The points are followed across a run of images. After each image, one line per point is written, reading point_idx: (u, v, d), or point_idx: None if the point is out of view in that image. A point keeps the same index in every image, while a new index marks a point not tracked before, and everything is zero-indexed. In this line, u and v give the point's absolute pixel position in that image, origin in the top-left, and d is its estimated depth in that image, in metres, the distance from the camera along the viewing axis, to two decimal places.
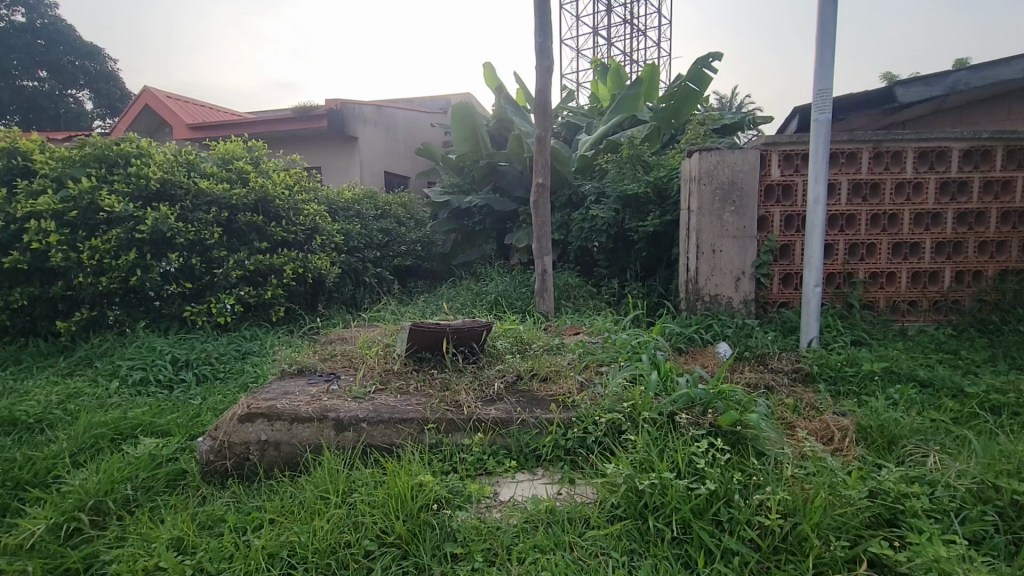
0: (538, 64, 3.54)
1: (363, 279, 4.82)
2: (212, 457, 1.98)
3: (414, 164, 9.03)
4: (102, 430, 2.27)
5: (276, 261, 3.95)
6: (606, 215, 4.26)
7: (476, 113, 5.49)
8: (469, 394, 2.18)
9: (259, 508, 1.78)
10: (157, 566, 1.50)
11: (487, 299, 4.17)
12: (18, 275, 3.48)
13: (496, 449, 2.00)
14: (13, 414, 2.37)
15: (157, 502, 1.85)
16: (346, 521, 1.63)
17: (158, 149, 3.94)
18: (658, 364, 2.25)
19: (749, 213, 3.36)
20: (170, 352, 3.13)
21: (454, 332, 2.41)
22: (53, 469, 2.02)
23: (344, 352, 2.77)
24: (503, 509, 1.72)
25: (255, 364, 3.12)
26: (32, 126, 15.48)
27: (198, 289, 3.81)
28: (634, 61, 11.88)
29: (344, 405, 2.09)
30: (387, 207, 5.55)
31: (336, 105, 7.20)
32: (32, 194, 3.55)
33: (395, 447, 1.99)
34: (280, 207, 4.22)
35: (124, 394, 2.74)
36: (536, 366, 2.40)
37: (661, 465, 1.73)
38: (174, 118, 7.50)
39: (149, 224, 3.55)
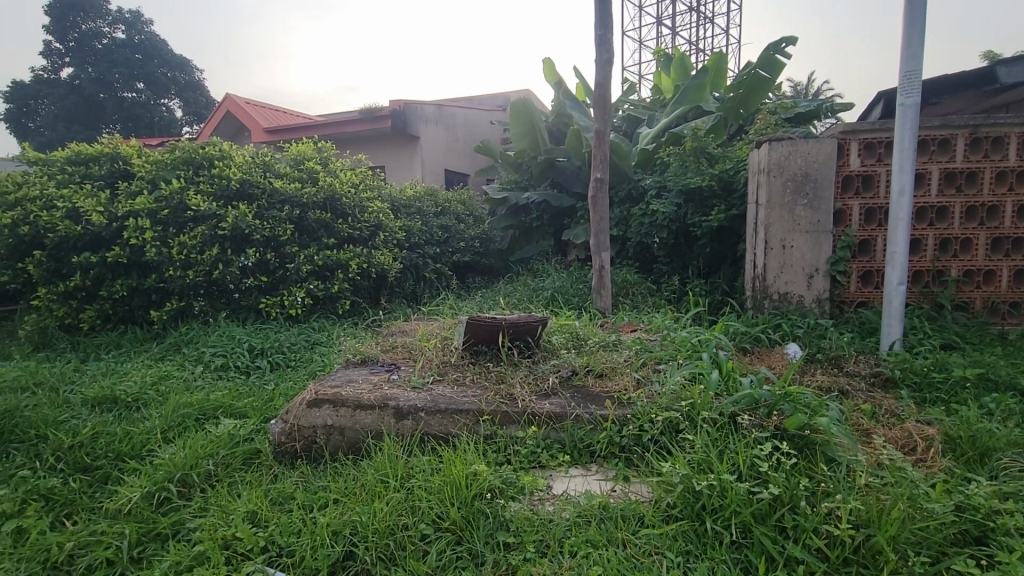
0: (597, 57, 3.49)
1: (424, 274, 4.96)
2: (284, 438, 2.11)
3: (474, 161, 9.17)
4: (188, 410, 2.48)
5: (343, 257, 4.15)
6: (667, 210, 4.14)
7: (534, 110, 5.50)
8: (524, 388, 2.19)
9: (324, 489, 1.88)
10: (233, 536, 1.63)
11: (544, 295, 4.17)
12: (119, 269, 3.86)
13: (550, 443, 2.00)
14: (114, 393, 2.64)
15: (235, 478, 2.00)
16: (405, 505, 1.69)
17: (238, 152, 4.24)
18: (719, 363, 2.17)
19: (824, 206, 3.15)
20: (248, 341, 3.37)
21: (511, 327, 2.43)
22: (147, 444, 2.22)
23: (404, 344, 2.87)
24: (556, 502, 1.73)
25: (323, 354, 3.30)
26: (131, 134, 17.03)
27: (273, 282, 4.06)
28: (700, 50, 11.44)
29: (404, 394, 2.17)
30: (447, 204, 5.67)
31: (399, 106, 7.43)
32: (131, 195, 3.92)
33: (451, 436, 2.05)
34: (346, 205, 4.43)
35: (207, 377, 2.98)
36: (592, 362, 2.37)
37: (720, 467, 1.67)
38: (251, 122, 8.05)
39: (230, 222, 3.84)
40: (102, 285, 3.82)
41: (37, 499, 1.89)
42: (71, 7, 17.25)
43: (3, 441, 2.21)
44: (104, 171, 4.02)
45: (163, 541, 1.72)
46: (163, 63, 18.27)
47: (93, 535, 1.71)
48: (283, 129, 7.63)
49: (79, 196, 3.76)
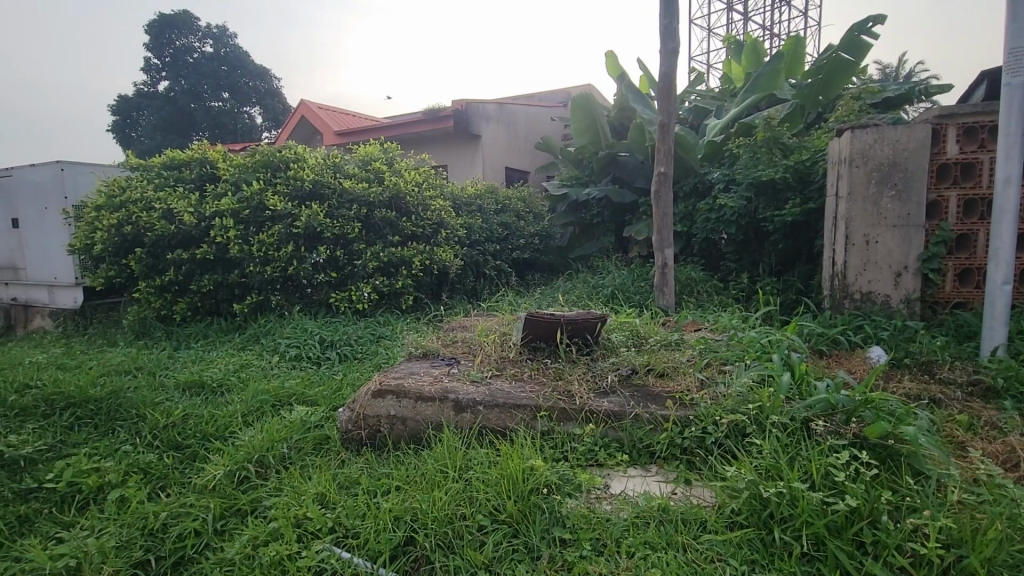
0: (662, 47, 3.38)
1: (483, 271, 5.04)
2: (351, 426, 2.21)
3: (535, 158, 9.17)
4: (266, 397, 2.65)
5: (406, 254, 4.30)
6: (736, 204, 3.95)
7: (595, 104, 5.42)
8: (582, 385, 2.17)
9: (387, 476, 1.95)
10: (304, 516, 1.73)
11: (603, 292, 4.11)
12: (207, 265, 4.19)
13: (608, 442, 1.97)
14: (202, 379, 2.87)
15: (306, 461, 2.12)
16: (463, 495, 1.73)
17: (311, 155, 4.49)
18: (791, 365, 2.05)
19: (916, 198, 2.89)
20: (320, 333, 3.56)
21: (569, 324, 2.41)
22: (230, 426, 2.40)
23: (464, 339, 2.92)
24: (614, 502, 1.70)
25: (387, 347, 3.43)
26: (218, 140, 18.42)
27: (342, 278, 4.26)
28: (774, 35, 10.82)
29: (463, 388, 2.21)
30: (507, 201, 5.72)
31: (461, 106, 7.56)
32: (217, 197, 4.24)
33: (508, 430, 2.06)
34: (410, 203, 4.58)
35: (282, 366, 3.19)
36: (652, 362, 2.31)
37: (791, 474, 1.58)
38: (324, 126, 8.49)
39: (303, 221, 4.07)
40: (192, 280, 4.16)
41: (137, 472, 2.09)
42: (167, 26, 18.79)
43: (110, 418, 2.47)
44: (194, 175, 4.38)
45: (242, 516, 1.86)
46: (245, 73, 19.60)
47: (183, 507, 1.87)
48: (353, 132, 7.98)
49: (174, 198, 4.11)
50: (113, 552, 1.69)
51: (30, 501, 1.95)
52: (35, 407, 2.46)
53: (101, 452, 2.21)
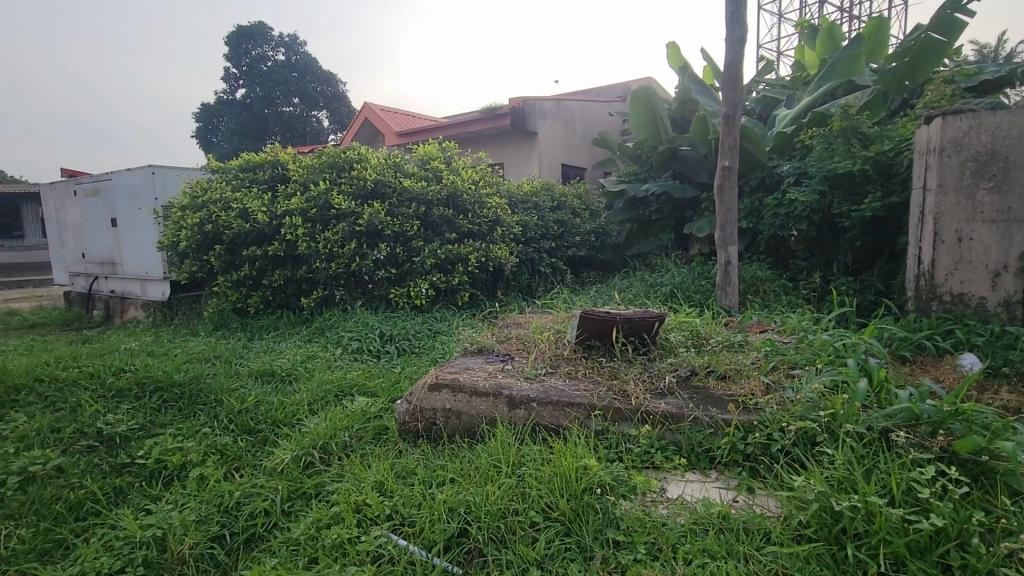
0: (728, 35, 3.23)
1: (539, 268, 5.04)
2: (408, 417, 2.27)
3: (592, 154, 9.05)
4: (329, 386, 2.78)
5: (463, 251, 4.37)
6: (808, 199, 3.72)
7: (655, 98, 5.27)
8: (638, 384, 2.12)
9: (442, 468, 1.99)
10: (363, 502, 1.80)
11: (662, 291, 4.00)
12: (278, 261, 4.43)
13: (665, 444, 1.92)
14: (273, 368, 3.05)
15: (366, 450, 2.20)
16: (516, 490, 1.74)
17: (374, 155, 4.66)
18: (869, 371, 1.91)
19: (1018, 189, 2.61)
20: (380, 328, 3.68)
21: (625, 322, 2.36)
22: (297, 413, 2.54)
23: (518, 336, 2.92)
24: (671, 506, 1.65)
25: (444, 342, 3.51)
26: (289, 143, 19.46)
27: (401, 274, 4.38)
28: (852, 17, 10.11)
29: (517, 384, 2.22)
30: (563, 198, 5.69)
31: (518, 103, 7.59)
32: (287, 197, 4.48)
33: (562, 428, 2.05)
34: (467, 201, 4.66)
35: (346, 358, 3.33)
36: (713, 363, 2.22)
37: (867, 488, 1.47)
38: (386, 127, 8.78)
39: (365, 219, 4.22)
40: (265, 275, 4.42)
41: (214, 453, 2.24)
42: (244, 37, 19.99)
43: (191, 402, 2.66)
44: (268, 176, 4.66)
45: (307, 499, 1.95)
46: (313, 78, 20.54)
47: (254, 487, 2.00)
48: (413, 132, 8.19)
49: (249, 199, 4.39)
50: (193, 525, 1.83)
51: (125, 474, 2.15)
52: (129, 389, 2.71)
53: (184, 433, 2.39)
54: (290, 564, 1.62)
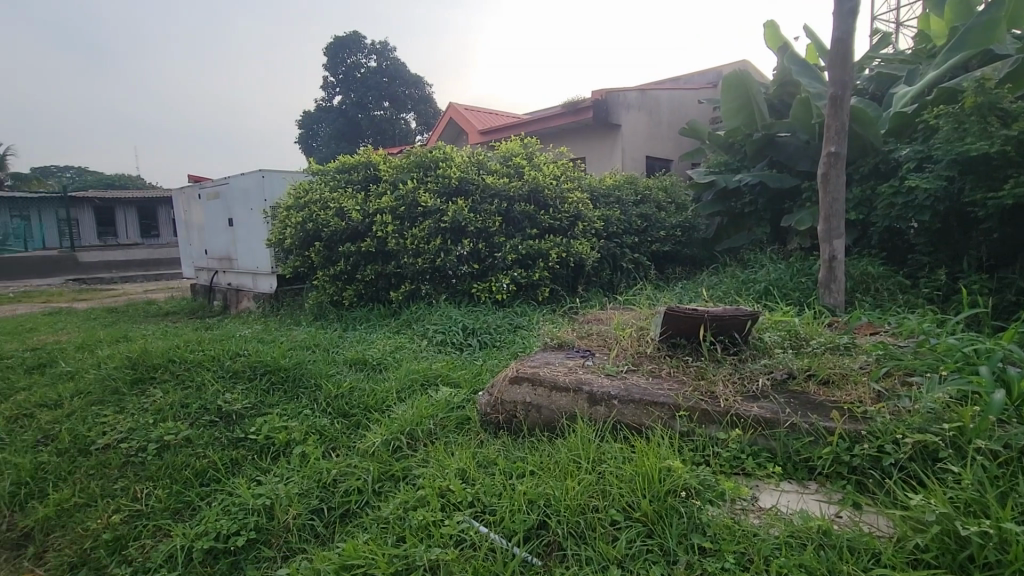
0: (837, 8, 2.96)
1: (621, 264, 4.94)
2: (490, 409, 2.32)
3: (678, 145, 8.67)
4: (416, 376, 2.92)
5: (544, 246, 4.38)
6: (931, 186, 3.32)
7: (750, 82, 4.93)
8: (728, 386, 2.01)
9: (522, 460, 2.01)
10: (447, 488, 1.86)
11: (756, 287, 3.76)
12: (370, 256, 4.70)
13: (757, 450, 1.81)
14: (365, 357, 3.25)
15: (449, 438, 2.27)
16: (596, 487, 1.71)
17: (458, 154, 4.80)
18: (1008, 381, 1.67)
19: None
20: (463, 322, 3.79)
21: (714, 320, 2.24)
22: (386, 400, 2.69)
23: (599, 332, 2.88)
24: (763, 516, 1.55)
25: (524, 336, 3.55)
26: (380, 145, 20.54)
27: (483, 269, 4.48)
28: None
29: (597, 380, 2.19)
30: (646, 192, 5.53)
31: (601, 95, 7.46)
32: (379, 196, 4.74)
33: (645, 427, 2.00)
34: (548, 196, 4.67)
35: (431, 350, 3.47)
36: (814, 366, 2.05)
37: (1002, 513, 1.30)
38: (470, 126, 9.00)
39: (450, 216, 4.36)
40: (358, 269, 4.71)
41: (315, 433, 2.44)
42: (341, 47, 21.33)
43: (295, 386, 2.91)
44: (361, 176, 4.96)
45: (395, 481, 2.06)
46: (402, 82, 21.49)
47: (349, 466, 2.14)
48: (495, 129, 8.33)
49: (345, 198, 4.70)
50: (296, 497, 1.99)
51: (239, 447, 2.39)
52: (243, 371, 3.01)
53: (289, 413, 2.61)
54: (381, 540, 1.72)
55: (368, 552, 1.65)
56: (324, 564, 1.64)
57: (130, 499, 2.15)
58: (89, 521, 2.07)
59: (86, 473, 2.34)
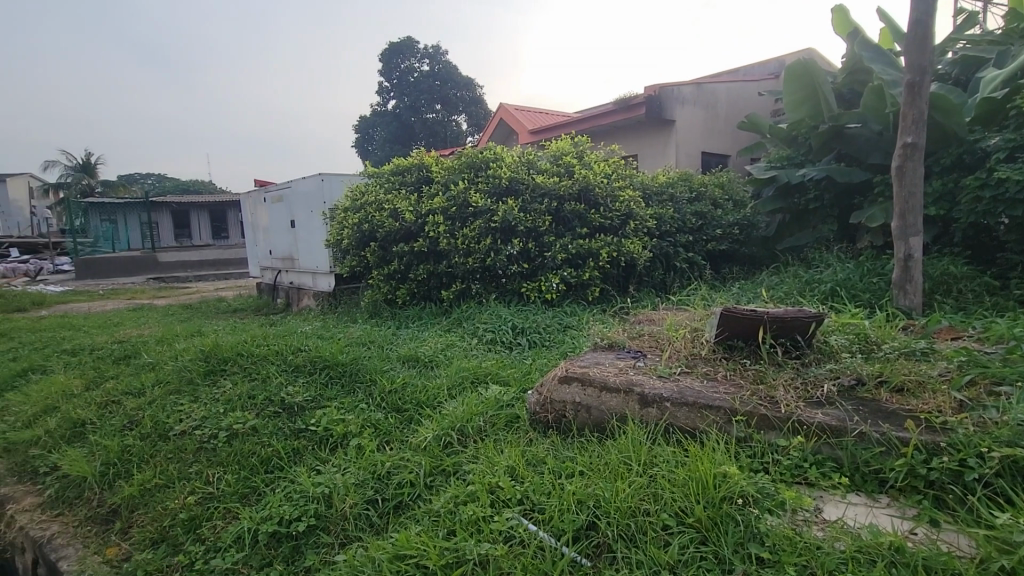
0: None
1: (674, 263, 4.82)
2: (539, 408, 2.32)
3: (736, 140, 8.35)
4: (466, 373, 2.97)
5: (594, 245, 4.34)
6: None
7: (816, 71, 4.67)
8: (789, 390, 1.92)
9: (572, 460, 2.00)
10: (497, 484, 1.88)
11: (821, 288, 3.56)
12: (422, 256, 4.81)
13: (821, 459, 1.72)
14: (417, 354, 3.33)
15: (499, 436, 2.30)
16: (647, 490, 1.68)
17: (508, 154, 4.83)
18: None
19: None
20: (512, 321, 3.82)
21: (775, 322, 2.14)
22: (438, 396, 2.75)
23: (651, 333, 2.82)
24: (828, 529, 1.47)
25: (574, 336, 3.52)
26: (432, 148, 20.98)
27: (533, 269, 4.48)
28: None
29: (649, 381, 2.14)
30: (702, 189, 5.36)
31: (654, 91, 7.29)
32: (431, 197, 4.85)
33: (699, 431, 1.94)
34: (599, 195, 4.61)
35: (481, 348, 3.51)
36: (887, 372, 1.92)
37: None
38: (520, 126, 9.03)
39: (500, 215, 4.40)
40: (411, 269, 4.83)
41: (370, 426, 2.52)
42: (395, 53, 21.92)
43: (351, 380, 3.02)
44: (414, 178, 5.09)
45: (446, 475, 2.10)
46: (453, 85, 21.84)
47: (401, 460, 2.20)
48: (546, 129, 8.31)
49: (398, 200, 4.84)
50: (353, 487, 2.07)
51: (300, 437, 2.51)
52: (304, 365, 3.16)
53: (346, 406, 2.72)
54: (432, 532, 1.76)
55: (421, 543, 1.69)
56: (379, 553, 1.70)
57: (203, 482, 2.31)
58: (168, 501, 2.24)
59: (165, 457, 2.53)
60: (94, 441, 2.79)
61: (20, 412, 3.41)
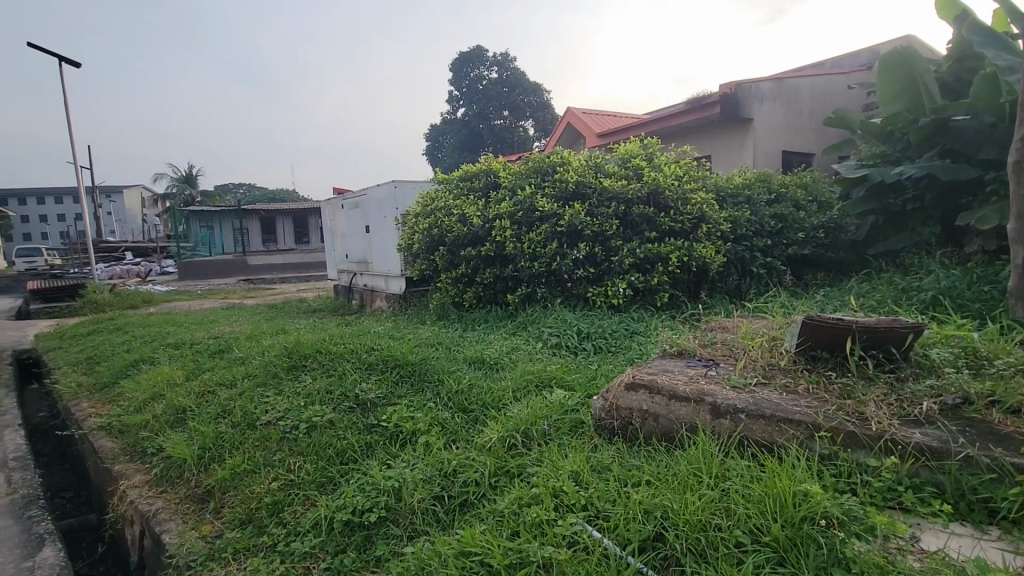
0: None
1: (750, 269, 4.58)
2: (604, 414, 2.29)
3: (821, 137, 7.82)
4: (531, 377, 2.98)
5: (664, 250, 4.21)
6: None
7: (915, 58, 4.25)
8: (881, 406, 1.77)
9: (638, 468, 1.95)
10: (561, 488, 1.88)
11: (919, 297, 3.26)
12: (489, 260, 4.89)
13: (919, 483, 1.57)
14: (483, 356, 3.39)
15: (563, 440, 2.29)
16: (718, 505, 1.61)
17: (575, 158, 4.82)
18: None
19: None
20: (578, 326, 3.79)
21: (865, 332, 1.98)
22: (503, 398, 2.78)
23: (725, 341, 2.69)
24: (927, 560, 1.34)
25: (641, 343, 3.44)
26: (499, 154, 21.29)
27: (599, 273, 4.43)
28: None
29: (722, 391, 2.05)
30: (782, 190, 5.08)
31: (730, 89, 6.98)
32: (498, 202, 4.92)
33: (777, 446, 1.82)
34: (669, 198, 4.48)
35: (546, 352, 3.51)
36: (1000, 392, 1.73)
37: None
38: (587, 129, 8.96)
39: (566, 219, 4.38)
40: (478, 273, 4.92)
41: (438, 425, 2.60)
42: (465, 62, 22.43)
43: (420, 379, 3.12)
44: (482, 183, 5.18)
45: (510, 477, 2.12)
46: (521, 91, 22.03)
47: (467, 459, 2.24)
48: (614, 131, 8.18)
49: (466, 205, 4.95)
50: (421, 482, 2.14)
51: (373, 432, 2.63)
52: (376, 364, 3.31)
53: (415, 404, 2.81)
54: (497, 532, 1.77)
55: (485, 542, 1.72)
56: (445, 548, 1.74)
57: (285, 470, 2.48)
58: (255, 485, 2.42)
59: (253, 445, 2.74)
60: (192, 427, 3.06)
61: (132, 398, 3.82)
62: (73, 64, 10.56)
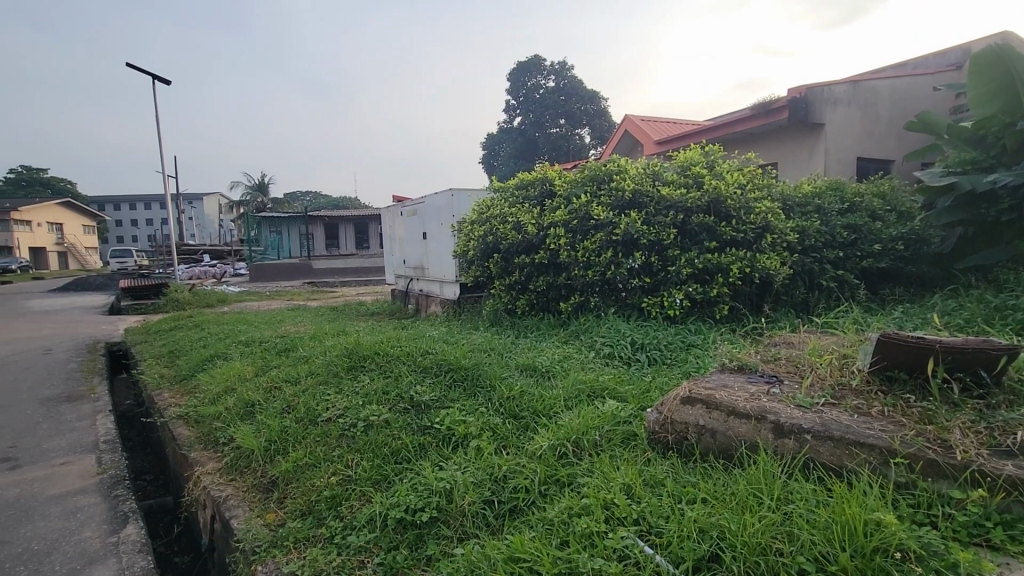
0: None
1: (819, 282, 4.35)
2: (658, 427, 2.23)
3: (902, 142, 7.31)
4: (583, 387, 2.95)
5: (724, 261, 4.07)
6: None
7: (1014, 56, 3.93)
8: (967, 434, 1.62)
9: (693, 485, 1.89)
10: (612, 500, 1.85)
11: (1015, 317, 2.97)
12: (543, 268, 4.90)
13: (1011, 520, 1.43)
14: (534, 364, 3.40)
15: (615, 452, 2.25)
16: (780, 528, 1.53)
17: (633, 166, 4.76)
18: None
19: None
20: (631, 336, 3.73)
21: (950, 352, 1.83)
22: (554, 406, 2.77)
23: (790, 357, 2.56)
24: None
25: (698, 356, 3.33)
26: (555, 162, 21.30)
27: (655, 283, 4.33)
28: None
29: (786, 410, 1.95)
30: (856, 199, 4.78)
31: (799, 93, 6.66)
32: (553, 210, 4.92)
33: (846, 470, 1.71)
34: (732, 207, 4.33)
35: (598, 362, 3.46)
36: None
37: None
38: (645, 137, 8.81)
39: (622, 228, 4.31)
40: (531, 280, 4.93)
41: (489, 429, 2.62)
42: (523, 71, 22.62)
43: (472, 384, 3.16)
44: (537, 192, 5.21)
45: (560, 486, 2.11)
46: (578, 99, 21.97)
47: (517, 465, 2.25)
48: (674, 139, 8.00)
49: (522, 213, 5.00)
50: (472, 486, 2.17)
51: (426, 434, 2.69)
52: (431, 367, 3.39)
53: (466, 408, 2.85)
54: (546, 540, 1.77)
55: (534, 549, 1.72)
56: (494, 552, 1.75)
57: (343, 465, 2.58)
58: (315, 478, 2.53)
59: (314, 440, 2.87)
60: (260, 420, 3.25)
61: (207, 391, 4.10)
62: (163, 82, 11.52)
